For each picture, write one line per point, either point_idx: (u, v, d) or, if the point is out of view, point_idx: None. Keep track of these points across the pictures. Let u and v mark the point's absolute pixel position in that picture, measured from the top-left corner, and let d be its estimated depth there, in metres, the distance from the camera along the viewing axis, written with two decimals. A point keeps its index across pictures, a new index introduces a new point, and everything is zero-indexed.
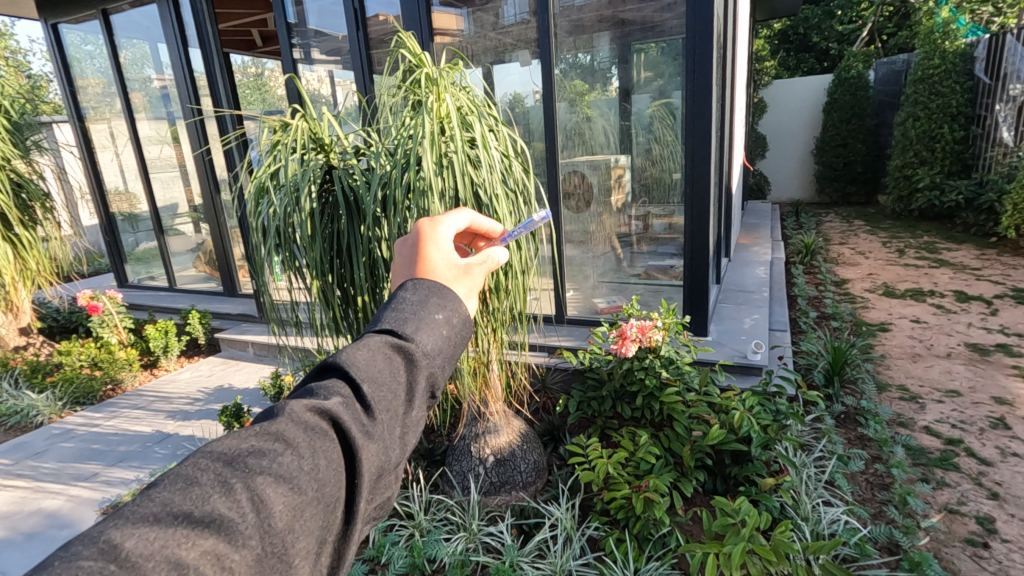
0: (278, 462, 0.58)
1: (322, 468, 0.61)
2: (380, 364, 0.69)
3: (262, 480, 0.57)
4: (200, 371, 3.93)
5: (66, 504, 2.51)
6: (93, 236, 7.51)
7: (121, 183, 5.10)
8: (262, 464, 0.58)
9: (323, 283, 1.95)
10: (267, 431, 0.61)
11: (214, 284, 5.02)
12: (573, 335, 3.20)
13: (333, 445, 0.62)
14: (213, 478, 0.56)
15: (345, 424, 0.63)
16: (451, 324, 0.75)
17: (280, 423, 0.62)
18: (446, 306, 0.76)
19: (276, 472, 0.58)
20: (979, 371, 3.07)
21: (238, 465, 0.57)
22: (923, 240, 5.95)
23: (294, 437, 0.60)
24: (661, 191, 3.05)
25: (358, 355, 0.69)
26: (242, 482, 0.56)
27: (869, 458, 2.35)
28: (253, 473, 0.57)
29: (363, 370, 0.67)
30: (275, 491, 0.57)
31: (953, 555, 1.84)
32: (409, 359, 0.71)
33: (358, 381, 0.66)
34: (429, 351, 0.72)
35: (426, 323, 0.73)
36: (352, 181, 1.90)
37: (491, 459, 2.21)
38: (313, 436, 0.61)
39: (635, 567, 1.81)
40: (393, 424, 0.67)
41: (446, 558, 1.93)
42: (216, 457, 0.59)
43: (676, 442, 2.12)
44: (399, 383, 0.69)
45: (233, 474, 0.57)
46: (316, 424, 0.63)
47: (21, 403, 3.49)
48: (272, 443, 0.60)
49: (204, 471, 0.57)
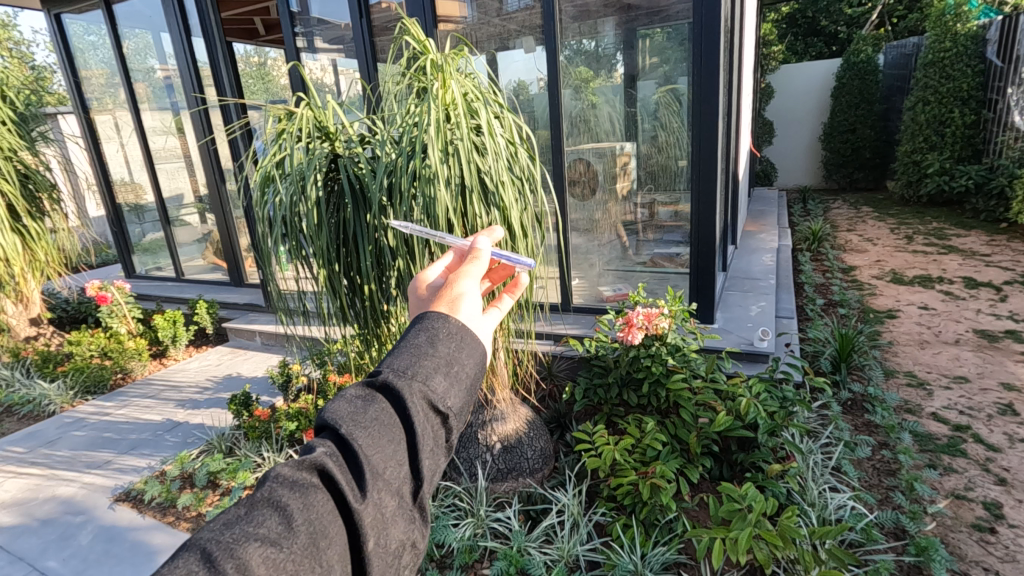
0: (265, 527, 0.56)
1: (315, 523, 0.58)
2: (367, 406, 0.66)
3: (247, 548, 0.54)
4: (209, 360, 3.96)
5: (80, 491, 2.55)
6: (100, 228, 7.55)
7: (127, 173, 5.11)
8: (248, 530, 0.55)
9: (329, 271, 1.94)
10: (257, 498, 0.59)
11: (221, 274, 5.05)
12: (580, 323, 3.21)
13: (324, 498, 0.60)
14: (197, 557, 0.53)
15: (332, 475, 0.61)
16: (436, 339, 0.70)
17: (268, 488, 0.60)
18: (430, 323, 0.72)
19: (263, 537, 0.55)
20: (987, 358, 3.06)
21: (223, 536, 0.55)
22: (932, 226, 5.90)
23: (280, 498, 0.58)
24: (667, 178, 3.02)
25: (343, 402, 0.67)
26: (226, 552, 0.53)
27: (876, 444, 2.35)
28: (235, 543, 0.54)
29: (346, 416, 0.65)
30: (262, 555, 0.54)
31: (959, 540, 1.85)
32: (393, 392, 0.67)
33: (341, 427, 0.64)
34: (414, 375, 0.67)
35: (407, 350, 0.69)
36: (358, 170, 1.89)
37: (498, 446, 2.23)
38: (302, 494, 0.59)
39: (642, 552, 1.82)
40: (387, 459, 0.64)
41: (454, 543, 1.96)
42: (205, 531, 0.56)
43: (682, 429, 2.13)
44: (389, 418, 0.66)
45: (218, 547, 0.53)
46: (303, 481, 0.60)
47: (33, 393, 3.53)
48: (260, 509, 0.57)
49: (189, 554, 0.53)
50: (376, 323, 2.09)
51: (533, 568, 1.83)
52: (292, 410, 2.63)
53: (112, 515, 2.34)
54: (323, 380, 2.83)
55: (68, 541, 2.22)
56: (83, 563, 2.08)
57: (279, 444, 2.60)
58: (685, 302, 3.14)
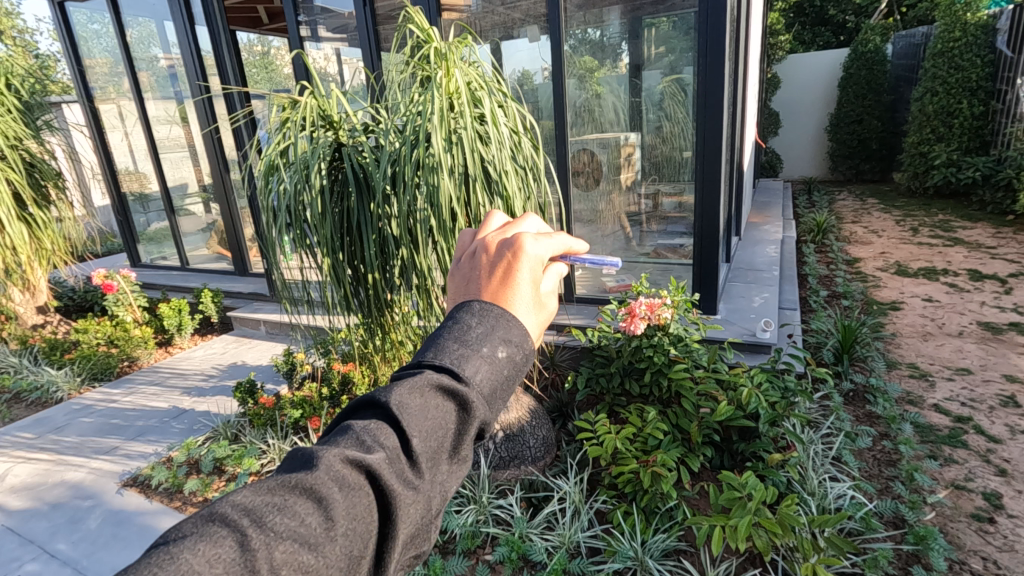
0: (303, 525, 0.54)
1: (355, 531, 0.56)
2: (432, 411, 0.63)
3: (284, 547, 0.52)
4: (214, 348, 3.99)
5: (88, 476, 2.58)
6: (105, 217, 7.59)
7: (131, 163, 5.13)
8: (288, 525, 0.54)
9: (333, 260, 1.95)
10: (300, 483, 0.56)
11: (225, 263, 5.08)
12: (582, 314, 3.23)
13: (368, 503, 0.58)
14: (232, 543, 0.51)
15: (387, 481, 0.58)
16: (514, 361, 0.69)
17: (317, 477, 0.57)
18: (512, 341, 0.69)
19: (301, 537, 0.53)
20: (991, 350, 3.05)
21: (262, 525, 0.53)
22: (938, 219, 5.86)
23: (326, 492, 0.56)
24: (671, 168, 3.02)
25: (409, 398, 0.63)
26: (262, 545, 0.52)
27: (877, 434, 2.36)
28: (274, 537, 0.53)
29: (414, 420, 0.62)
30: (295, 558, 0.52)
31: (959, 529, 1.86)
32: (462, 404, 0.65)
33: (406, 429, 0.61)
34: (485, 395, 0.66)
35: (488, 362, 0.67)
36: (362, 159, 1.90)
37: (500, 434, 2.24)
38: (352, 495, 0.57)
39: (642, 539, 1.84)
40: (436, 473, 0.63)
41: (456, 529, 1.98)
42: (242, 512, 0.54)
43: (684, 418, 2.14)
44: (448, 431, 0.65)
45: (253, 537, 0.52)
46: (352, 479, 0.58)
47: (41, 379, 3.55)
48: (303, 501, 0.55)
49: (224, 536, 0.52)
50: (380, 312, 2.12)
51: (534, 555, 1.85)
52: (296, 397, 2.67)
53: (120, 500, 2.38)
54: (328, 369, 2.87)
55: (78, 524, 2.25)
56: (92, 546, 2.12)
57: (284, 431, 2.64)
58: (688, 292, 3.14)
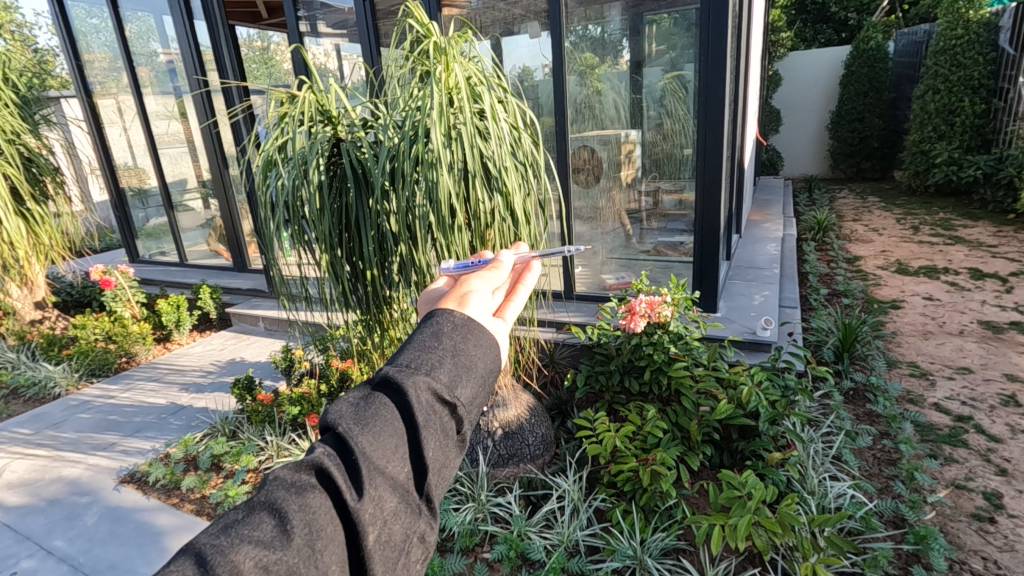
0: (259, 530, 0.55)
1: (311, 524, 0.56)
2: (364, 402, 0.65)
3: (241, 551, 0.53)
4: (212, 345, 3.98)
5: (86, 472, 2.57)
6: (105, 213, 7.56)
7: (131, 158, 5.11)
8: (244, 533, 0.54)
9: (332, 257, 1.94)
10: (255, 502, 0.58)
11: (225, 259, 5.06)
12: (582, 311, 3.22)
13: (320, 497, 0.58)
14: (192, 563, 0.52)
15: (330, 473, 0.59)
16: (440, 333, 0.69)
17: (267, 490, 0.59)
18: (434, 321, 0.71)
19: (258, 539, 0.54)
20: (991, 349, 3.05)
21: (218, 540, 0.54)
22: (939, 217, 5.85)
23: (276, 498, 0.57)
24: (671, 166, 3.01)
25: (342, 402, 0.66)
26: (220, 555, 0.52)
27: (878, 433, 2.35)
28: (229, 546, 0.53)
29: (345, 412, 0.64)
30: (253, 557, 0.52)
31: (958, 529, 1.85)
32: (393, 386, 0.65)
33: (339, 422, 0.63)
34: (414, 367, 0.66)
35: (413, 346, 0.68)
36: (361, 154, 1.88)
37: (499, 432, 2.23)
38: (300, 493, 0.58)
39: (641, 538, 1.83)
40: (387, 451, 0.62)
41: (455, 527, 1.97)
42: (203, 536, 0.55)
43: (684, 417, 2.14)
44: (389, 411, 0.64)
45: (211, 551, 0.53)
46: (299, 481, 0.59)
47: (39, 375, 3.54)
48: (257, 512, 0.57)
49: (184, 560, 0.53)
50: (378, 309, 2.11)
51: (533, 553, 1.84)
52: (295, 394, 2.67)
53: (117, 497, 2.37)
54: (326, 366, 2.87)
55: (74, 521, 2.24)
56: (89, 543, 2.11)
57: (282, 428, 2.63)
58: (688, 290, 3.13)
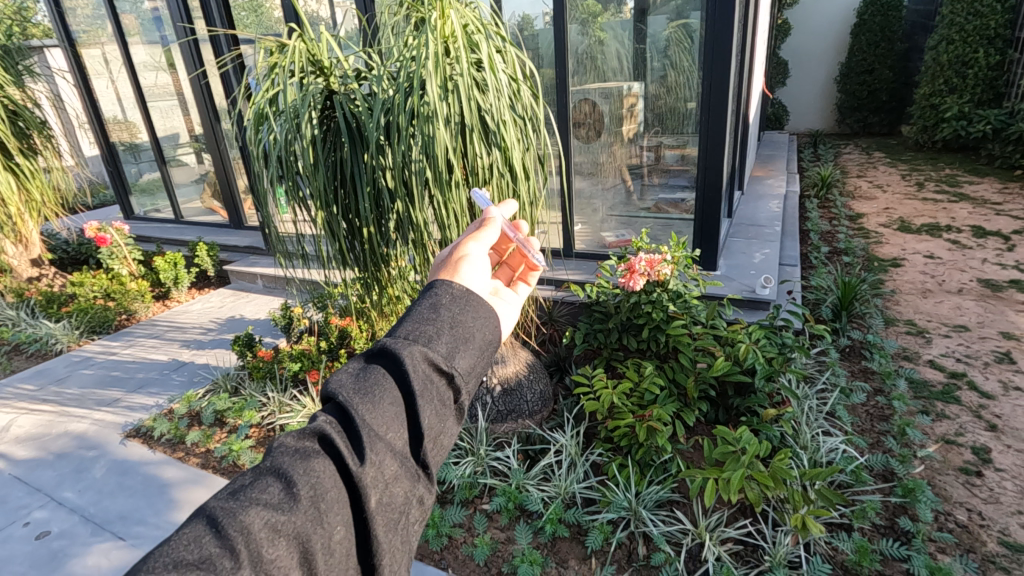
0: (266, 493, 0.55)
1: (316, 487, 0.57)
2: (363, 373, 0.65)
3: (252, 513, 0.53)
4: (211, 302, 3.98)
5: (92, 427, 2.62)
6: (97, 168, 7.43)
7: (120, 112, 4.97)
8: (252, 497, 0.55)
9: (327, 214, 1.91)
10: (262, 468, 0.59)
11: (221, 216, 5.00)
12: (582, 269, 3.22)
13: (323, 463, 0.59)
14: (205, 524, 0.53)
15: (332, 439, 0.60)
16: (437, 304, 0.70)
17: (272, 457, 0.60)
18: (431, 294, 0.72)
19: (266, 501, 0.54)
20: (989, 307, 3.05)
21: (227, 503, 0.55)
22: (944, 174, 5.76)
23: (281, 464, 0.58)
24: (674, 120, 2.93)
25: (342, 373, 0.66)
26: (229, 517, 0.53)
27: (872, 390, 2.38)
28: (239, 507, 0.54)
29: (345, 381, 0.64)
30: (264, 518, 0.53)
31: (946, 482, 1.90)
32: (391, 356, 0.66)
33: (339, 391, 0.63)
34: (412, 337, 0.67)
35: (411, 318, 0.69)
36: (354, 107, 1.82)
37: (498, 388, 2.27)
38: (304, 459, 0.58)
39: (636, 490, 1.87)
40: (388, 416, 0.62)
41: (455, 480, 2.01)
42: (213, 499, 0.56)
43: (680, 373, 2.17)
44: (387, 381, 0.64)
45: (222, 513, 0.54)
46: (303, 447, 0.60)
47: (40, 332, 3.55)
48: (263, 477, 0.57)
49: (197, 522, 0.53)
50: (376, 267, 2.09)
51: (531, 505, 1.89)
52: (296, 351, 2.71)
53: (123, 451, 2.42)
54: (326, 324, 2.88)
55: (83, 473, 2.30)
56: (98, 494, 2.17)
57: (284, 384, 2.66)
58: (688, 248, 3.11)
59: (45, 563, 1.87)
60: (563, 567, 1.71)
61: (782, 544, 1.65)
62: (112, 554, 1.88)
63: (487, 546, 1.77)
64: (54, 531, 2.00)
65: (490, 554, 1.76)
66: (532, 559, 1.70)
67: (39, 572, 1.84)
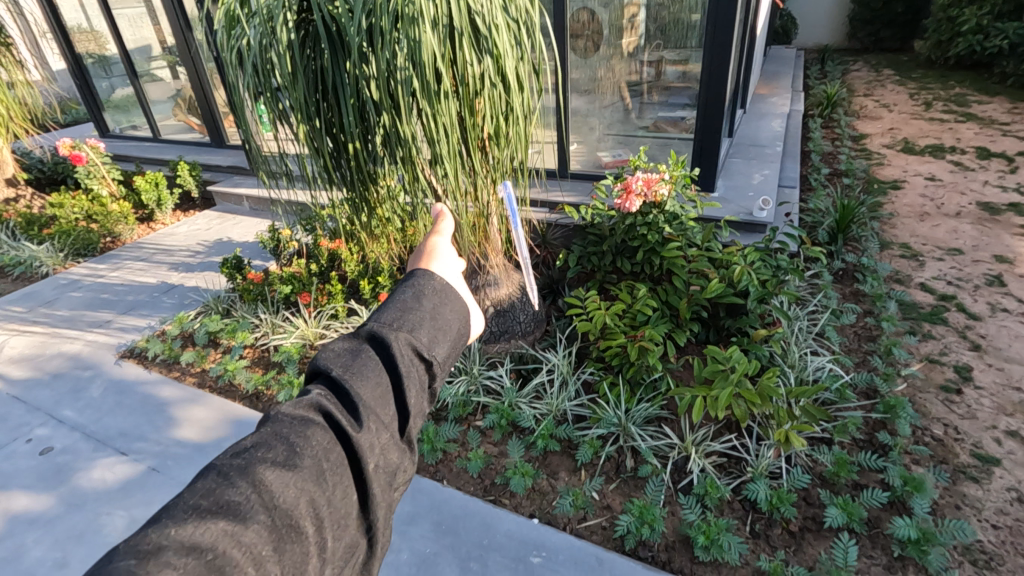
0: (274, 452, 0.59)
1: (320, 453, 0.61)
2: (350, 353, 0.70)
3: (264, 469, 0.57)
4: (198, 224, 3.89)
5: (85, 348, 2.62)
6: (65, 82, 7.00)
7: (83, 20, 4.61)
8: (260, 454, 0.59)
9: (310, 129, 1.80)
10: (261, 434, 0.62)
11: (201, 135, 4.78)
12: (576, 191, 3.14)
13: (324, 431, 0.63)
14: (218, 476, 0.56)
15: (330, 411, 0.65)
16: (414, 295, 0.77)
17: (272, 424, 0.63)
18: (411, 287, 0.79)
19: (274, 459, 0.58)
20: (985, 230, 3.03)
21: (236, 459, 0.58)
22: (954, 92, 5.55)
23: (284, 428, 0.62)
24: (678, 33, 2.74)
25: (329, 352, 0.70)
26: (242, 472, 0.57)
27: (861, 311, 2.41)
28: (251, 466, 0.58)
29: (337, 359, 0.69)
30: (276, 475, 0.57)
31: (926, 399, 1.96)
32: (379, 340, 0.72)
33: (333, 369, 0.68)
34: (395, 324, 0.73)
35: (395, 307, 0.76)
36: (333, 8, 1.66)
37: (491, 309, 2.25)
38: (305, 426, 0.63)
39: (626, 407, 1.91)
40: (378, 393, 0.68)
41: (449, 398, 2.05)
42: (218, 460, 0.59)
43: (673, 295, 2.15)
44: (375, 360, 0.70)
45: (233, 468, 0.57)
46: (301, 417, 0.64)
47: (23, 254, 3.47)
48: (267, 439, 0.61)
49: (209, 476, 0.57)
50: (363, 186, 2.02)
51: (523, 421, 1.94)
52: (285, 274, 2.65)
53: (118, 371, 2.43)
54: (316, 246, 2.84)
55: (81, 392, 2.32)
56: (98, 413, 2.20)
57: (276, 306, 2.66)
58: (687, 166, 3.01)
59: (52, 477, 1.93)
60: (554, 479, 1.78)
61: (765, 458, 1.71)
62: (117, 468, 1.94)
63: (481, 459, 1.82)
64: (57, 447, 2.05)
65: (484, 467, 1.83)
66: (524, 471, 1.76)
67: (46, 485, 1.90)
